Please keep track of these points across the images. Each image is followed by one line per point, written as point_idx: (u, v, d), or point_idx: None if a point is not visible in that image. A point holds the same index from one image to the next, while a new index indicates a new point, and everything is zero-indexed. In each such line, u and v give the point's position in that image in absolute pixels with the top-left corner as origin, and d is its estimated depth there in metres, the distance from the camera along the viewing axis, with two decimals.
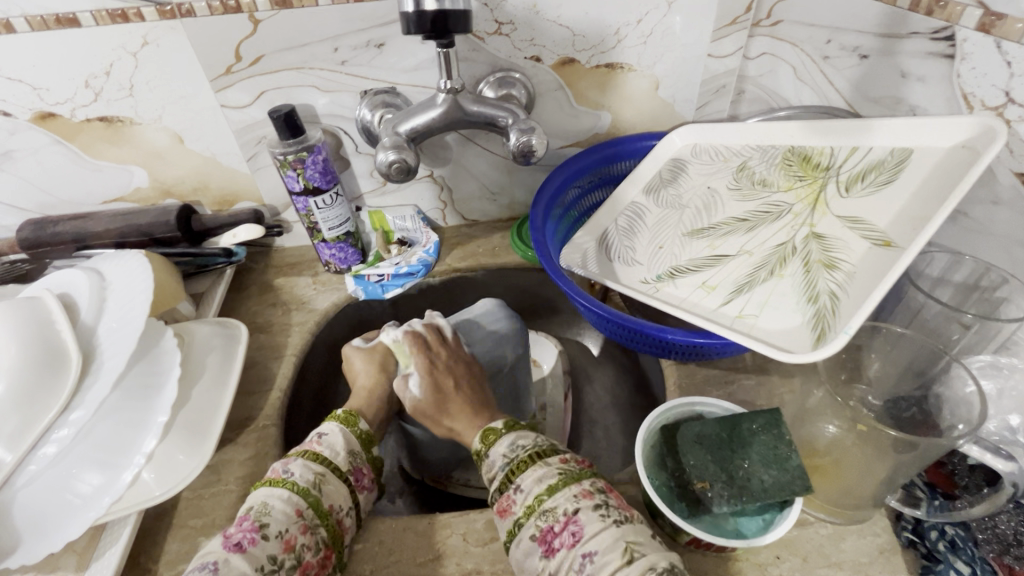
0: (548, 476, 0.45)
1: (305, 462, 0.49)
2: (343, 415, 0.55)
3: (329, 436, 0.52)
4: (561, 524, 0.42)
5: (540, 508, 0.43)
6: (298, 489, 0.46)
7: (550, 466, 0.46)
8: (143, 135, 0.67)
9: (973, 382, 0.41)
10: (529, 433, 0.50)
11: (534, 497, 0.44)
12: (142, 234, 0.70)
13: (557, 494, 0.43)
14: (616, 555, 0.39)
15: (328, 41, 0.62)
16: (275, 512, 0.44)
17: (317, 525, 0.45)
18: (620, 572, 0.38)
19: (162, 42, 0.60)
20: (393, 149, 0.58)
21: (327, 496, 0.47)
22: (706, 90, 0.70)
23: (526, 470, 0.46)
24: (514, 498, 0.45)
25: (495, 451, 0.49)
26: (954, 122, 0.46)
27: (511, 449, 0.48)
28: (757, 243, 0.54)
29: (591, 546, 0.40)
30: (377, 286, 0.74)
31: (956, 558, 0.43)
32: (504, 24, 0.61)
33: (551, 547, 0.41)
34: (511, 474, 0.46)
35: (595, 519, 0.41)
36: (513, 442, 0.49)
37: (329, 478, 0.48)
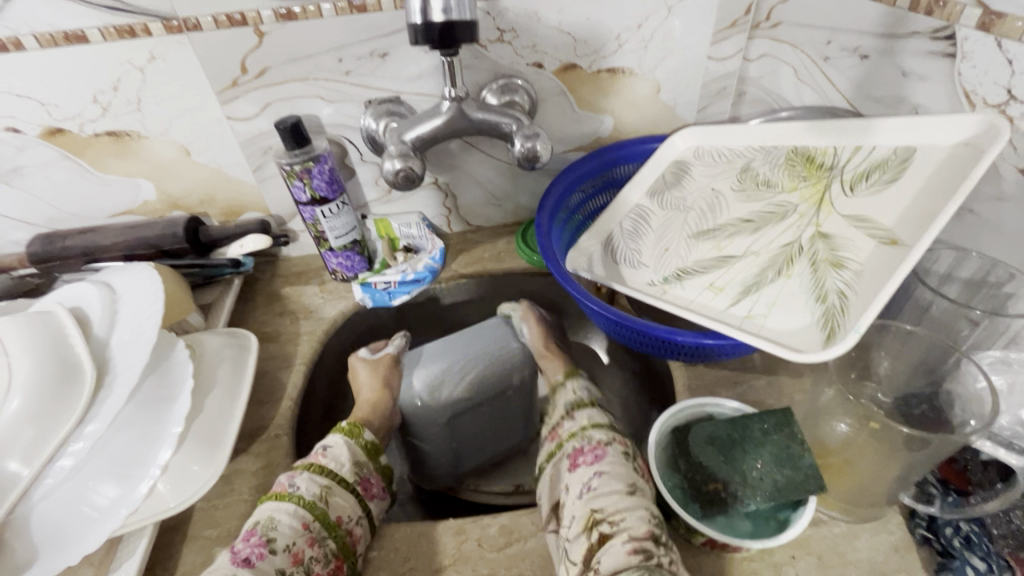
0: (597, 416, 0.54)
1: (309, 475, 0.50)
2: (347, 428, 0.58)
3: (333, 448, 0.55)
4: (590, 446, 0.50)
5: (580, 433, 0.52)
6: (305, 501, 0.47)
7: (598, 411, 0.56)
8: (151, 148, 0.68)
9: (984, 378, 0.41)
10: (593, 386, 0.61)
11: (579, 426, 0.54)
12: (152, 246, 0.71)
13: (597, 428, 0.52)
14: (620, 484, 0.45)
15: (333, 52, 0.62)
16: (282, 526, 0.45)
17: (326, 537, 0.46)
18: (618, 498, 0.44)
19: (169, 56, 0.61)
20: (400, 158, 0.58)
21: (334, 508, 0.49)
22: (708, 92, 0.71)
23: (582, 408, 0.56)
24: (566, 425, 0.55)
25: (567, 390, 0.61)
26: (957, 120, 0.46)
27: (581, 392, 0.59)
28: (763, 244, 0.54)
29: (602, 468, 0.47)
30: (384, 293, 0.75)
31: (971, 554, 0.43)
32: (506, 31, 0.62)
33: (575, 463, 0.50)
34: (571, 409, 0.56)
35: (619, 455, 0.48)
36: (578, 386, 0.61)
37: (335, 490, 0.50)
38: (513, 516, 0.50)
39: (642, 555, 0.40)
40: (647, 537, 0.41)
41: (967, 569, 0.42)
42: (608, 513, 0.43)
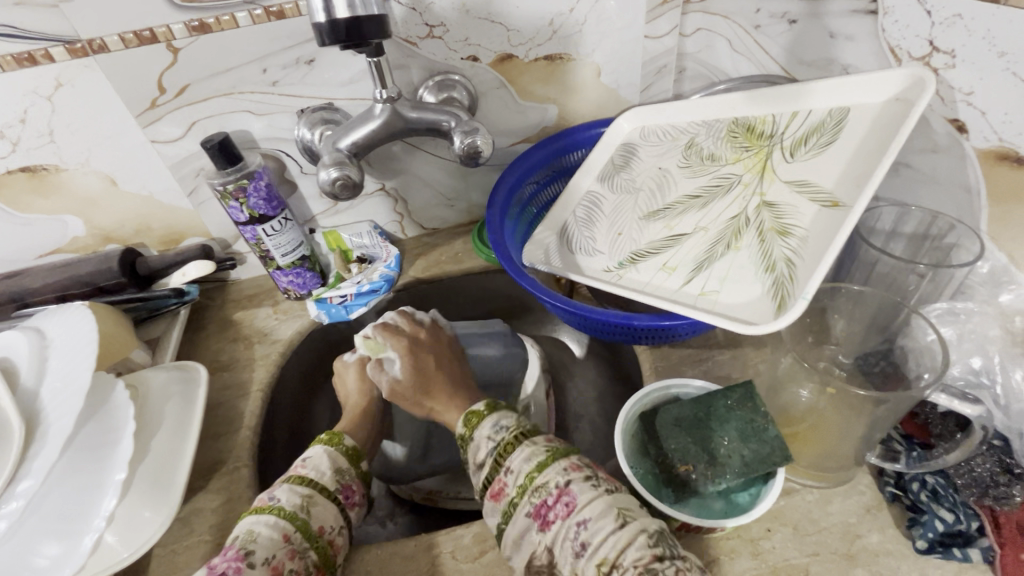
0: (538, 453, 0.44)
1: (290, 486, 0.48)
2: (325, 437, 0.55)
3: (313, 458, 0.52)
4: (554, 498, 0.41)
5: (532, 486, 0.42)
6: (286, 512, 0.45)
7: (537, 446, 0.45)
8: (72, 181, 0.64)
9: (933, 330, 0.41)
10: (512, 414, 0.50)
11: (526, 476, 0.43)
12: (86, 284, 0.67)
13: (547, 471, 0.43)
14: (611, 520, 0.39)
15: (255, 63, 0.59)
16: (262, 538, 0.42)
17: (306, 549, 0.44)
18: (613, 536, 0.39)
19: (77, 81, 0.57)
20: (335, 166, 0.56)
21: (316, 518, 0.46)
22: (648, 71, 0.70)
23: (515, 450, 0.45)
24: (505, 480, 0.44)
25: (480, 436, 0.48)
26: (885, 77, 0.47)
27: (500, 432, 0.47)
28: (711, 218, 0.53)
29: (585, 514, 0.40)
30: (341, 307, 0.72)
31: (938, 506, 0.43)
32: (435, 26, 0.60)
33: (547, 521, 0.41)
34: (500, 457, 0.46)
35: (588, 489, 0.41)
36: (496, 424, 0.49)
37: (317, 499, 0.48)
38: (486, 523, 0.48)
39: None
40: (653, 558, 0.37)
41: (935, 523, 0.42)
42: (612, 558, 0.38)
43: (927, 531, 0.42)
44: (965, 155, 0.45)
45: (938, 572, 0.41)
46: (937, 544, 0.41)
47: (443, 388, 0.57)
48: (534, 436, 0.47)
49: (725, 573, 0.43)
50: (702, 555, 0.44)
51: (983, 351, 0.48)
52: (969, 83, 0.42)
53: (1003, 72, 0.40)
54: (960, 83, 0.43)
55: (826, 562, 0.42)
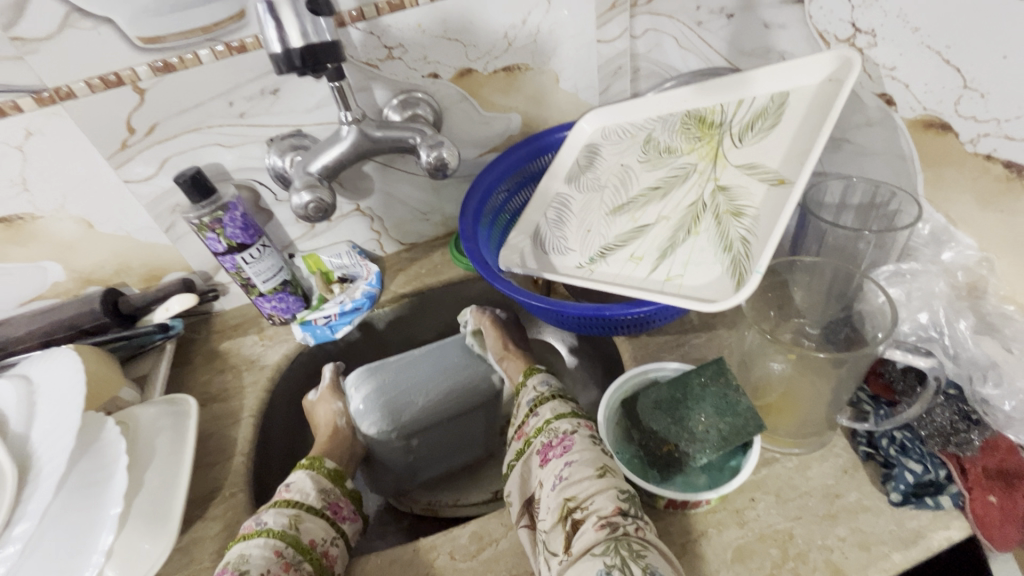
0: (561, 406, 0.52)
1: (276, 509, 0.49)
2: (306, 461, 0.57)
3: (297, 482, 0.54)
4: (558, 439, 0.48)
5: (547, 428, 0.50)
6: (274, 532, 0.46)
7: (564, 403, 0.53)
8: (49, 228, 0.65)
9: (882, 292, 0.43)
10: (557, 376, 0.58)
11: (545, 420, 0.52)
12: (69, 327, 0.67)
13: (563, 418, 0.50)
14: (592, 471, 0.44)
15: (221, 97, 0.61)
16: (254, 558, 0.44)
17: (300, 562, 0.45)
18: (589, 483, 0.43)
19: (46, 130, 0.58)
20: (307, 190, 0.58)
21: (306, 533, 0.48)
22: (605, 74, 0.72)
23: (544, 402, 0.54)
24: (532, 422, 0.53)
25: (529, 386, 0.58)
26: (818, 59, 0.50)
27: (541, 386, 0.56)
28: (672, 207, 0.56)
29: (573, 457, 0.45)
30: (325, 328, 0.73)
31: (907, 459, 0.45)
32: (394, 48, 0.62)
33: (547, 458, 0.48)
34: (533, 406, 0.54)
35: (587, 441, 0.47)
36: (543, 381, 0.58)
37: (305, 517, 0.49)
38: (483, 521, 0.50)
39: (608, 528, 0.40)
40: (615, 511, 0.41)
41: (905, 475, 0.44)
42: (581, 499, 0.42)
43: (899, 484, 0.44)
44: (896, 126, 0.49)
45: (915, 522, 0.43)
46: (911, 496, 0.43)
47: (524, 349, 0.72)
48: (565, 396, 0.54)
49: (716, 545, 0.44)
50: (691, 530, 0.45)
51: (929, 307, 0.50)
52: (891, 58, 0.47)
53: (917, 45, 0.44)
54: (883, 60, 0.47)
55: (809, 524, 0.44)
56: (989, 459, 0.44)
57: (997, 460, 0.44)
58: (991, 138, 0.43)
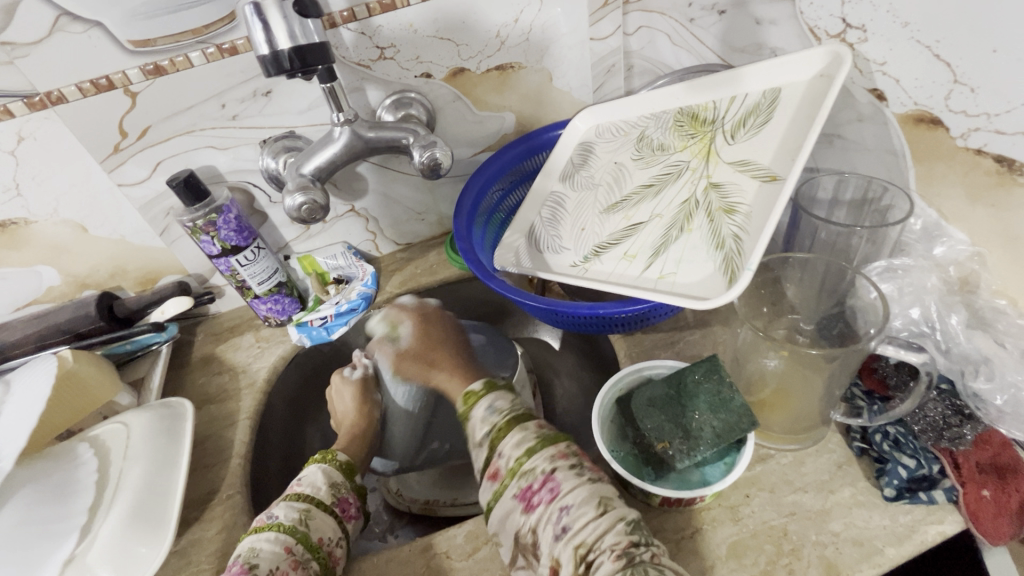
0: (527, 439, 0.47)
1: (287, 503, 0.49)
2: (319, 455, 0.57)
3: (308, 477, 0.54)
4: (541, 482, 0.44)
5: (520, 469, 0.45)
6: (285, 527, 0.46)
7: (528, 432, 0.48)
8: (43, 232, 0.65)
9: (874, 288, 0.43)
10: (505, 395, 0.54)
11: (515, 460, 0.46)
12: (64, 331, 0.67)
13: (535, 456, 0.45)
14: (593, 508, 0.41)
15: (214, 99, 0.61)
16: (264, 552, 0.44)
17: (309, 559, 0.45)
18: (594, 523, 0.40)
19: (39, 134, 0.58)
20: (300, 191, 0.57)
21: (314, 531, 0.48)
22: (598, 71, 0.71)
23: (508, 434, 0.49)
24: (499, 462, 0.47)
25: (476, 416, 0.53)
26: (809, 54, 0.50)
27: (491, 415, 0.52)
28: (665, 205, 0.56)
29: (567, 500, 0.42)
30: (322, 329, 0.73)
31: (900, 454, 0.45)
32: (386, 48, 0.62)
33: (531, 503, 0.43)
34: (493, 443, 0.49)
35: (572, 476, 0.43)
36: (489, 406, 0.53)
37: (314, 512, 0.49)
38: (478, 520, 0.50)
39: (625, 560, 0.38)
40: (628, 543, 0.39)
41: (899, 470, 0.44)
42: (591, 541, 0.40)
43: (893, 479, 0.44)
44: (887, 122, 0.49)
45: (909, 517, 0.43)
46: (905, 491, 0.43)
47: (448, 362, 0.69)
48: (525, 422, 0.50)
49: (710, 541, 0.44)
50: (685, 527, 0.45)
51: (921, 302, 0.50)
52: (881, 53, 0.46)
53: (908, 40, 0.44)
54: (874, 54, 0.47)
55: (803, 520, 0.44)
56: (982, 454, 0.44)
57: (990, 454, 0.44)
58: (982, 132, 0.43)
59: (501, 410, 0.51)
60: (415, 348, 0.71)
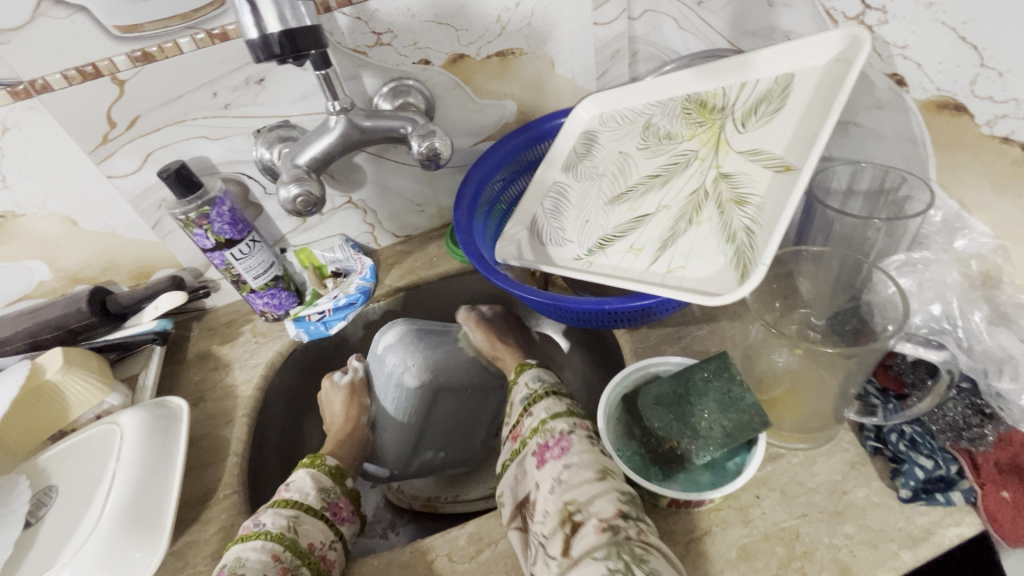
0: (556, 406, 0.50)
1: (274, 510, 0.48)
2: (307, 460, 0.56)
3: (297, 481, 0.53)
4: (554, 440, 0.47)
5: (541, 428, 0.49)
6: (273, 535, 0.45)
7: (561, 403, 0.51)
8: (31, 226, 0.63)
9: (892, 283, 0.41)
10: (551, 371, 0.57)
11: (539, 420, 0.50)
12: (57, 328, 0.66)
13: (558, 419, 0.48)
14: (592, 472, 0.43)
15: (205, 87, 0.59)
16: (250, 562, 0.43)
17: (298, 566, 0.44)
18: (588, 486, 0.42)
19: (24, 124, 0.56)
20: (294, 183, 0.56)
21: (304, 536, 0.47)
22: (602, 57, 0.70)
23: (539, 401, 0.52)
24: (526, 423, 0.51)
25: (521, 383, 0.56)
26: (825, 38, 0.47)
27: (534, 383, 0.55)
28: (673, 196, 0.54)
29: (571, 459, 0.44)
30: (320, 324, 0.72)
31: (917, 454, 0.43)
32: (383, 33, 0.60)
33: (543, 459, 0.46)
34: (527, 406, 0.53)
35: (584, 442, 0.46)
36: (536, 376, 0.56)
37: (304, 518, 0.48)
38: (481, 521, 0.48)
39: (610, 532, 0.39)
40: (616, 514, 0.40)
41: (916, 470, 0.43)
42: (581, 502, 0.41)
43: (909, 480, 0.43)
44: (907, 108, 0.46)
45: (925, 519, 0.41)
46: (921, 492, 0.42)
47: (507, 346, 0.71)
48: (559, 394, 0.53)
49: (720, 544, 0.43)
50: (694, 529, 0.44)
51: (942, 298, 0.49)
52: (903, 36, 0.44)
53: (931, 21, 0.42)
54: (894, 37, 0.45)
55: (815, 521, 0.43)
56: (1002, 453, 0.43)
57: (1010, 454, 0.43)
58: (1009, 119, 0.40)
59: (542, 380, 0.54)
60: (483, 342, 0.72)
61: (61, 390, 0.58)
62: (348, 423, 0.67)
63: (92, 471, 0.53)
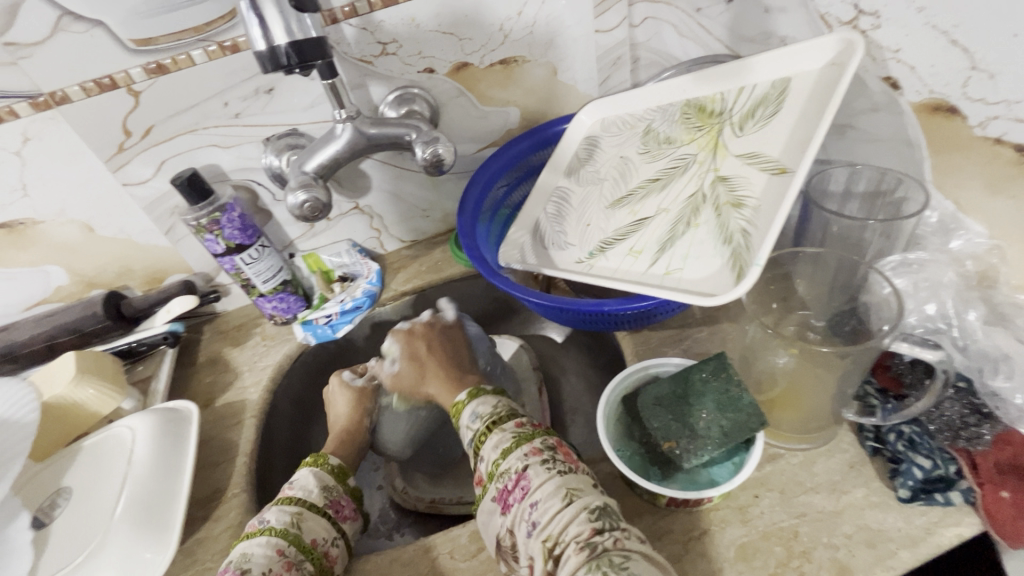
0: (504, 440, 0.46)
1: (279, 507, 0.49)
2: (311, 459, 0.56)
3: (300, 479, 0.53)
4: (513, 481, 0.43)
5: (497, 472, 0.44)
6: (277, 531, 0.46)
7: (506, 432, 0.47)
8: (50, 232, 0.65)
9: (888, 283, 0.42)
10: (489, 399, 0.51)
11: (493, 463, 0.45)
12: (73, 331, 0.68)
13: (511, 456, 0.44)
14: (558, 500, 0.41)
15: (216, 97, 0.61)
16: (256, 557, 0.44)
17: (302, 560, 0.45)
18: (561, 515, 0.40)
19: (44, 134, 0.58)
20: (302, 189, 0.57)
21: (307, 531, 0.48)
22: (604, 64, 0.71)
23: (489, 437, 0.47)
24: (482, 462, 0.47)
25: (462, 424, 0.51)
26: (820, 43, 0.48)
27: (473, 423, 0.49)
28: (672, 199, 0.54)
29: (535, 496, 0.41)
30: (327, 327, 0.73)
31: (915, 454, 0.43)
32: (388, 43, 0.61)
33: (507, 504, 0.43)
34: (475, 449, 0.47)
35: (542, 472, 0.43)
36: (473, 412, 0.50)
37: (307, 514, 0.49)
38: (482, 520, 0.49)
39: (587, 550, 0.37)
40: (592, 532, 0.39)
41: (914, 471, 0.43)
42: (557, 534, 0.39)
43: (908, 480, 0.43)
44: (902, 111, 0.47)
45: (925, 519, 0.42)
46: (920, 492, 0.42)
47: (435, 369, 0.61)
48: (507, 421, 0.48)
49: (718, 543, 0.43)
50: (692, 528, 0.44)
51: (938, 298, 0.50)
52: (895, 40, 0.45)
53: (922, 26, 0.43)
54: (887, 42, 0.45)
55: (813, 521, 0.43)
56: (1002, 453, 0.42)
57: (1008, 454, 0.42)
58: (1001, 120, 0.41)
59: (482, 415, 0.49)
60: (406, 369, 0.62)
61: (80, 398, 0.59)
62: (353, 426, 0.65)
63: (105, 473, 0.55)
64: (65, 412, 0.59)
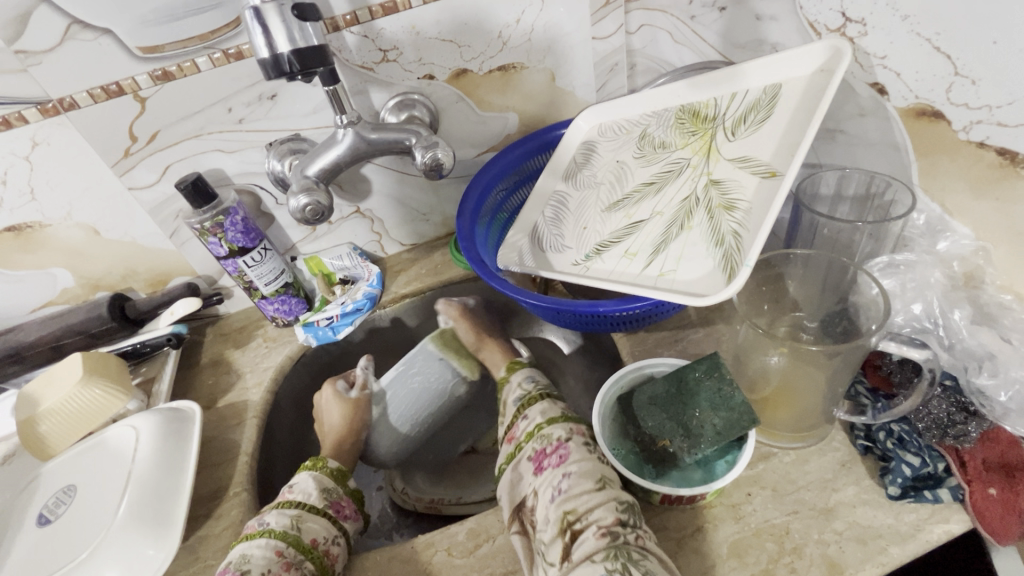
0: (551, 411, 0.50)
1: (278, 510, 0.50)
2: (309, 462, 0.57)
3: (300, 482, 0.54)
4: (553, 447, 0.46)
5: (537, 433, 0.48)
6: (275, 533, 0.47)
7: (553, 406, 0.51)
8: (56, 236, 0.67)
9: (875, 284, 0.43)
10: (539, 373, 0.60)
11: (535, 424, 0.50)
12: (78, 332, 0.69)
13: (556, 423, 0.48)
14: (591, 482, 0.43)
15: (220, 103, 0.62)
16: (254, 559, 0.45)
17: (302, 561, 0.46)
18: (588, 496, 0.42)
19: (52, 140, 0.59)
20: (304, 193, 0.58)
21: (308, 532, 0.48)
22: (601, 70, 0.72)
23: (534, 403, 0.52)
24: (521, 426, 0.51)
25: (514, 384, 0.58)
26: (810, 49, 0.49)
27: (527, 385, 0.57)
28: (666, 202, 0.55)
29: (571, 468, 0.44)
30: (328, 329, 0.74)
31: (905, 452, 0.44)
32: (388, 50, 0.63)
33: (541, 466, 0.46)
34: (522, 408, 0.53)
35: (583, 450, 0.45)
36: (528, 380, 0.58)
37: (306, 516, 0.50)
38: (479, 518, 0.50)
39: (609, 538, 0.39)
40: (615, 521, 0.40)
41: (904, 468, 0.43)
42: (581, 512, 0.41)
43: (897, 477, 0.43)
44: (890, 115, 0.48)
45: (913, 516, 0.42)
46: (910, 489, 0.43)
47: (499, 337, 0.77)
48: (554, 398, 0.53)
49: (712, 540, 0.44)
50: (686, 526, 0.45)
51: (924, 298, 0.50)
52: (882, 47, 0.46)
53: (908, 33, 0.44)
54: (874, 48, 0.47)
55: (805, 518, 0.44)
56: (989, 451, 0.44)
57: (997, 452, 0.44)
58: (984, 125, 0.42)
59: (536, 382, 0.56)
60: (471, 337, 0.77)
61: (85, 399, 0.60)
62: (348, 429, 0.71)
63: (109, 469, 0.56)
64: (71, 413, 0.60)
